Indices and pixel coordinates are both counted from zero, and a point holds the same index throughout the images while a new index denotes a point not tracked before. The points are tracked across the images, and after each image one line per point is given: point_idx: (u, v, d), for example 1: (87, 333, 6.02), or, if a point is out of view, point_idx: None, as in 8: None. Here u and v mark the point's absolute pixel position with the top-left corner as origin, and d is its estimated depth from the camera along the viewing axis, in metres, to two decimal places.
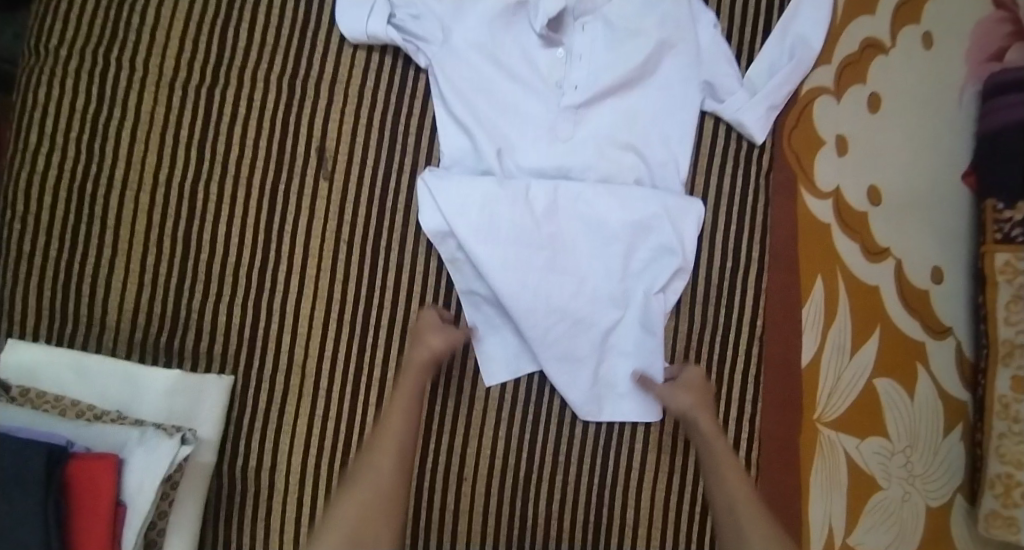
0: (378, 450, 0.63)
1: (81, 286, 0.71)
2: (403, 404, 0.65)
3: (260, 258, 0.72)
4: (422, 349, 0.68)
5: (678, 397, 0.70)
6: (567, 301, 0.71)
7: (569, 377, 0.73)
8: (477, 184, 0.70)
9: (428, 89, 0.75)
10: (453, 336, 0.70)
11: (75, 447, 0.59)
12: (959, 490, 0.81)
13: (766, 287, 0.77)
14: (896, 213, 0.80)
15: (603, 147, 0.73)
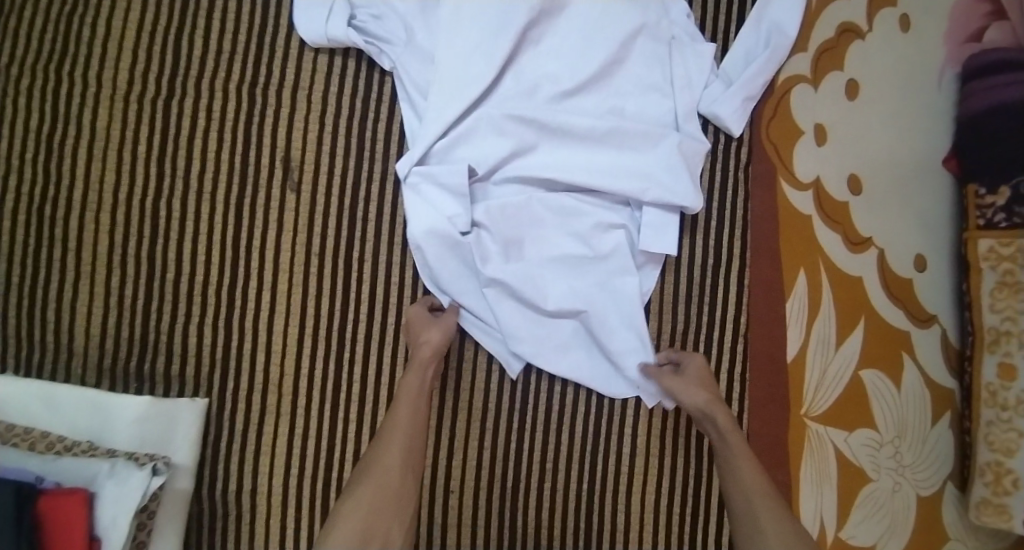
0: (386, 442, 0.65)
1: (46, 313, 0.69)
2: (409, 392, 0.67)
3: (229, 276, 0.71)
4: (424, 346, 0.68)
5: (693, 393, 0.69)
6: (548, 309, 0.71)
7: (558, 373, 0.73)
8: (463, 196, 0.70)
9: (394, 93, 0.73)
10: (448, 325, 0.70)
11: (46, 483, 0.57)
12: (949, 478, 0.81)
13: (749, 282, 0.77)
14: (878, 202, 0.79)
15: (580, 150, 0.71)
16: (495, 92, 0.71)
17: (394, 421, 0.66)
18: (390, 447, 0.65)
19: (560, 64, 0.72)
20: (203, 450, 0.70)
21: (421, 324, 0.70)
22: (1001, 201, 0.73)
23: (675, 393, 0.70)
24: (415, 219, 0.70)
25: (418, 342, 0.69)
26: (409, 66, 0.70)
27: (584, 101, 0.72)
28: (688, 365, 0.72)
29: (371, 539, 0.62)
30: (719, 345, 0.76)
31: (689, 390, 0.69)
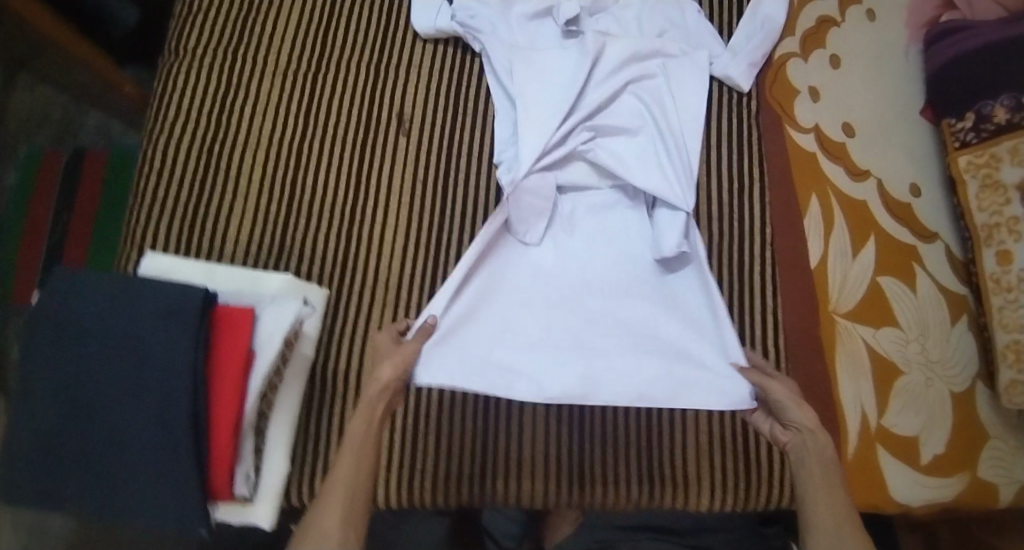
0: (327, 499, 0.63)
1: (205, 223, 0.86)
2: (354, 444, 0.66)
3: (353, 195, 0.89)
4: (373, 384, 0.68)
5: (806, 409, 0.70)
6: (595, 259, 0.85)
7: (622, 283, 0.84)
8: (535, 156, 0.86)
9: (481, 68, 0.96)
10: (402, 357, 0.70)
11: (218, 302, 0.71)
12: (978, 377, 0.89)
13: (771, 204, 0.92)
14: (870, 142, 0.96)
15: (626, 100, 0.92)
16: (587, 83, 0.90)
17: (334, 477, 0.65)
18: (330, 503, 0.63)
19: None
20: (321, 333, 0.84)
21: (381, 354, 0.72)
22: (969, 123, 0.90)
23: (787, 408, 0.70)
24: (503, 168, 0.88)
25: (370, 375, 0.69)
26: (494, 48, 0.93)
27: (626, 98, 0.92)
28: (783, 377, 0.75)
29: None
30: (751, 252, 0.90)
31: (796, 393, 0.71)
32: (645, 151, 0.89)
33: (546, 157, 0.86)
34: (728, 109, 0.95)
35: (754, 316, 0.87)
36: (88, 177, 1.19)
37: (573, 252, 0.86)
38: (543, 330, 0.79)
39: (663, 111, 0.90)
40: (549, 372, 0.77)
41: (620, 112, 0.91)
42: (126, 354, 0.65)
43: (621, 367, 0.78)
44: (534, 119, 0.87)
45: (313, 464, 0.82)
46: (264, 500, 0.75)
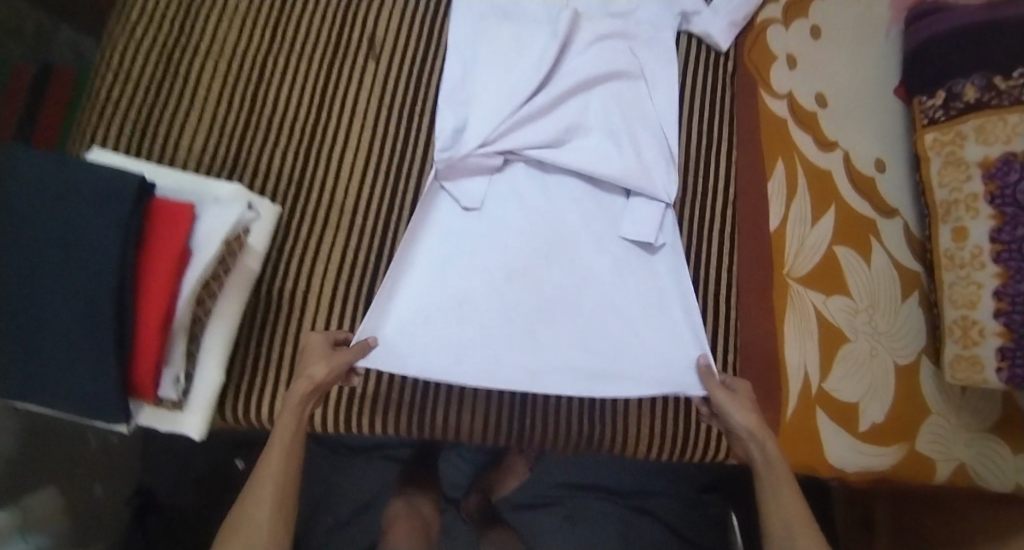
0: (259, 480, 0.73)
1: (159, 129, 0.85)
2: (285, 435, 0.74)
3: (314, 116, 0.87)
4: (301, 384, 0.73)
5: (743, 412, 0.76)
6: (553, 214, 0.86)
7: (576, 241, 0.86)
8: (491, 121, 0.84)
9: None
10: (337, 361, 0.75)
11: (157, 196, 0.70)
12: (924, 352, 0.89)
13: (737, 166, 0.91)
14: (841, 114, 0.96)
15: (602, 47, 0.89)
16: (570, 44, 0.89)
17: (267, 460, 0.73)
18: (262, 496, 0.73)
19: None
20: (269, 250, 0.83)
21: (314, 354, 0.76)
22: (939, 101, 0.90)
23: (728, 411, 0.77)
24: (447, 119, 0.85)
25: (299, 373, 0.74)
26: None
27: (602, 45, 0.89)
28: (737, 384, 0.80)
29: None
30: (711, 208, 0.90)
31: (738, 404, 0.77)
32: (617, 139, 0.87)
33: (503, 125, 0.84)
34: (704, 66, 0.95)
35: (708, 270, 0.87)
36: (53, 99, 1.18)
37: (530, 204, 0.86)
38: (487, 287, 0.83)
39: (640, 105, 0.89)
40: (488, 326, 0.82)
41: (591, 66, 0.88)
42: (67, 238, 0.65)
43: (544, 343, 0.82)
44: (497, 73, 0.86)
45: (248, 381, 0.81)
46: (194, 410, 0.74)
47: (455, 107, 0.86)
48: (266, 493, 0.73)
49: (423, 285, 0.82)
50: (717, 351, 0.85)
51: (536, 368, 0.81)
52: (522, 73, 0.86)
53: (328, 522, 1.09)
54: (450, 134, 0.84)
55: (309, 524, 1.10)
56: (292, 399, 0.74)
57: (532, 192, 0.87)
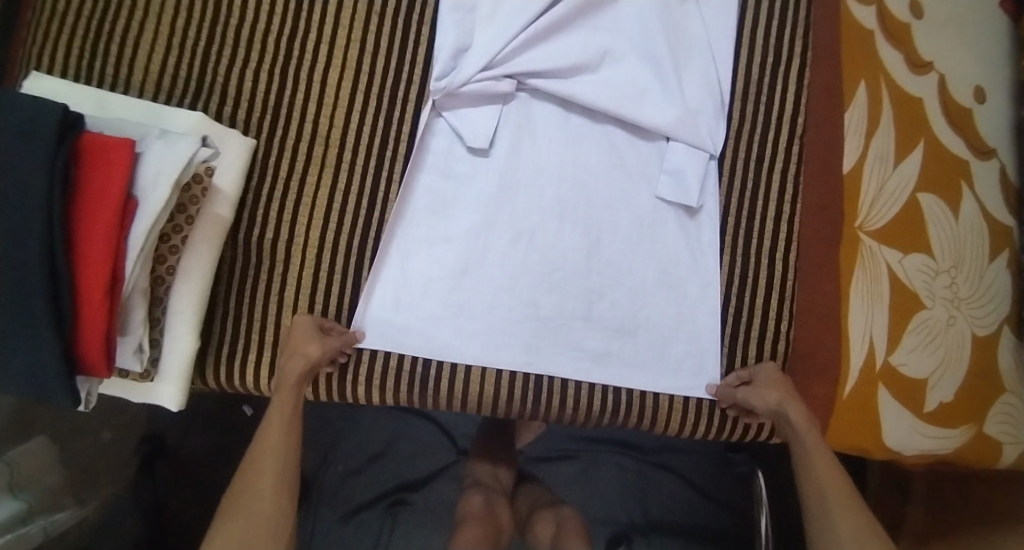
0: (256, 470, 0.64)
1: (110, 44, 0.71)
2: (280, 418, 0.65)
3: (290, 27, 0.72)
4: (295, 362, 0.65)
5: (764, 394, 0.68)
6: (587, 157, 0.73)
7: (614, 187, 0.73)
8: (498, 40, 0.70)
9: None
10: (330, 344, 0.67)
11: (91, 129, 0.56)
12: (1007, 322, 0.77)
13: (805, 96, 0.75)
14: (937, 27, 0.78)
15: None
16: None
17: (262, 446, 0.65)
18: (262, 473, 0.64)
19: None
20: (246, 192, 0.71)
21: (301, 338, 0.66)
22: None
23: (750, 403, 0.69)
24: (446, 37, 0.71)
25: (290, 355, 0.65)
26: None
27: None
28: (759, 376, 0.70)
29: None
30: (771, 148, 0.74)
31: (758, 394, 0.68)
32: (658, 72, 0.72)
33: (511, 47, 0.70)
34: None
35: (763, 223, 0.73)
36: None
37: (554, 145, 0.73)
38: (500, 246, 0.72)
39: (686, 28, 0.74)
40: (503, 287, 0.71)
41: None
42: None
43: (565, 311, 0.71)
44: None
45: (232, 342, 0.70)
46: (168, 379, 0.64)
47: (458, 20, 0.71)
48: (267, 471, 0.64)
49: (417, 243, 0.71)
50: (767, 323, 0.74)
51: (553, 340, 0.71)
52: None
53: (339, 471, 1.04)
54: (449, 55, 0.70)
55: (319, 471, 1.04)
56: (282, 384, 0.65)
57: (557, 130, 0.73)
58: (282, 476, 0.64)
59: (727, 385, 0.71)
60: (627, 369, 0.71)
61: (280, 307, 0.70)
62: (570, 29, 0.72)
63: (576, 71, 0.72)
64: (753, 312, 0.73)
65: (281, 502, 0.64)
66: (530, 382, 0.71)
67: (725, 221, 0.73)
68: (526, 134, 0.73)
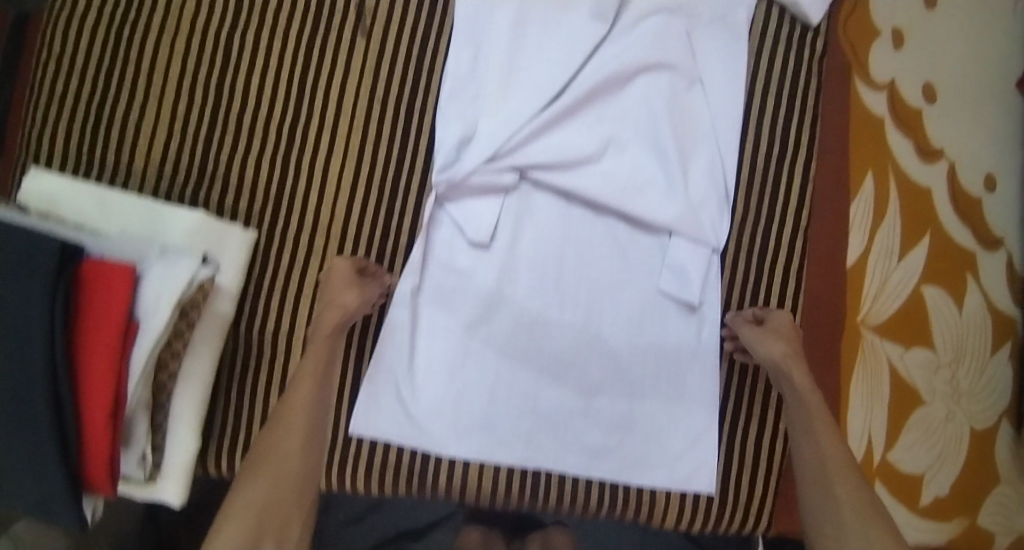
0: (285, 425, 0.63)
1: (109, 130, 0.70)
2: (311, 369, 0.65)
3: (291, 114, 0.71)
4: (332, 313, 0.66)
5: (770, 345, 0.66)
6: (591, 249, 0.72)
7: (621, 281, 0.72)
8: (503, 131, 0.69)
9: None
10: (367, 292, 0.68)
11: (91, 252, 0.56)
12: (1005, 414, 0.77)
13: (814, 186, 0.73)
14: (951, 112, 0.76)
15: (651, 41, 0.70)
16: (611, 37, 0.71)
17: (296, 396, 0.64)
18: (291, 428, 0.63)
19: None
20: (246, 282, 0.70)
21: (340, 284, 0.67)
22: None
23: (752, 344, 0.67)
24: (448, 129, 0.70)
25: (328, 304, 0.66)
26: None
27: (646, 27, 0.71)
28: (771, 320, 0.69)
29: (266, 535, 0.60)
30: (778, 241, 0.72)
31: (766, 338, 0.67)
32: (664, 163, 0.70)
33: (516, 138, 0.68)
34: (788, 47, 0.73)
35: None
36: None
37: (558, 237, 0.72)
38: (501, 339, 0.71)
39: (693, 116, 0.71)
40: (505, 381, 0.71)
41: (631, 57, 0.70)
42: None
43: (565, 405, 0.71)
44: (514, 63, 0.70)
45: (233, 434, 0.70)
46: (170, 476, 0.65)
47: (461, 108, 0.70)
48: (296, 424, 0.63)
49: (417, 335, 0.71)
50: (763, 421, 0.72)
51: (555, 434, 0.71)
52: (547, 67, 0.69)
53: None
54: (452, 147, 0.69)
55: None
56: (318, 333, 0.66)
57: (561, 221, 0.72)
58: (312, 426, 0.65)
59: (736, 319, 0.70)
60: (625, 463, 0.71)
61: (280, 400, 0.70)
62: (577, 116, 0.70)
63: (581, 161, 0.70)
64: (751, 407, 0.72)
65: (307, 456, 0.64)
66: (528, 474, 0.72)
67: (727, 315, 0.72)
68: (529, 225, 0.72)
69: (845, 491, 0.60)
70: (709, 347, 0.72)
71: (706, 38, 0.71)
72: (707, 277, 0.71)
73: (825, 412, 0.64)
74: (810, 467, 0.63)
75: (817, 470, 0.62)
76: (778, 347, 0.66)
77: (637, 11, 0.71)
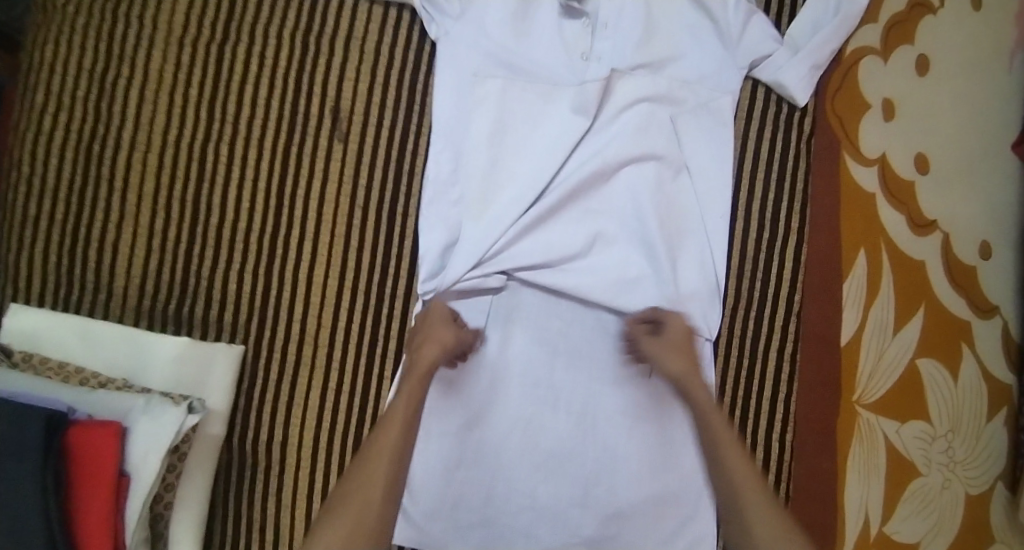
0: (371, 462, 0.59)
1: (88, 251, 0.69)
2: (405, 411, 0.61)
3: (272, 223, 0.69)
4: (432, 351, 0.63)
5: (668, 361, 0.65)
6: (582, 343, 0.72)
7: (612, 374, 0.72)
8: (489, 236, 0.67)
9: (433, 60, 0.71)
10: (462, 337, 0.66)
11: (77, 412, 0.57)
12: (1001, 478, 0.78)
13: (806, 268, 0.71)
14: (943, 182, 0.75)
15: (635, 133, 0.68)
16: (594, 129, 0.69)
17: (385, 433, 0.60)
18: (378, 461, 0.59)
19: (617, 40, 0.69)
20: (236, 397, 0.70)
21: (438, 323, 0.65)
22: None
23: (654, 359, 0.66)
24: (433, 233, 0.69)
25: (426, 344, 0.63)
26: (462, 40, 0.69)
27: (629, 118, 0.69)
28: (668, 326, 0.66)
29: None
30: (771, 326, 0.71)
31: (670, 350, 0.65)
32: (653, 256, 0.69)
33: (502, 242, 0.67)
34: (774, 127, 0.71)
35: (760, 402, 0.71)
36: None
37: (549, 332, 0.72)
38: (497, 437, 0.71)
39: (678, 204, 0.70)
40: (502, 479, 0.71)
41: (614, 151, 0.68)
42: None
43: (564, 499, 0.72)
44: (495, 162, 0.68)
45: (233, 544, 0.70)
46: None
47: (443, 211, 0.69)
48: (380, 470, 0.58)
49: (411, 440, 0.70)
50: None
51: (554, 528, 0.72)
52: (529, 166, 0.68)
53: None
54: (437, 254, 0.68)
55: None
56: (414, 370, 0.62)
57: (551, 317, 0.72)
58: (394, 481, 0.59)
59: (634, 329, 0.68)
60: None
61: (277, 511, 0.70)
62: (563, 213, 0.69)
63: (568, 259, 0.69)
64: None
65: (387, 505, 0.58)
66: None
67: (722, 404, 0.71)
68: (521, 321, 0.71)
69: (756, 510, 0.58)
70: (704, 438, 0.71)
71: (691, 125, 0.69)
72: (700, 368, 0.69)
73: (728, 429, 0.63)
74: (724, 489, 0.61)
75: (730, 494, 0.60)
76: (679, 360, 0.65)
77: (619, 102, 0.68)
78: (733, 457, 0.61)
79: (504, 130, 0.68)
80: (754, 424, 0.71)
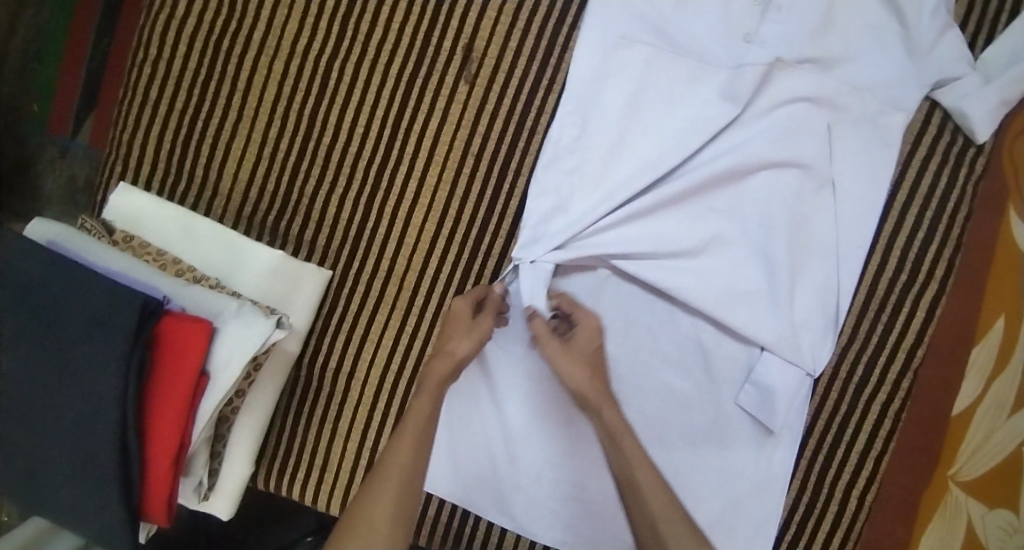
0: (382, 478, 0.55)
1: (201, 146, 0.69)
2: (414, 427, 0.57)
3: (381, 153, 0.68)
4: (444, 361, 0.60)
5: (573, 371, 0.60)
6: (672, 347, 0.67)
7: (696, 388, 0.67)
8: (602, 213, 0.63)
9: (581, 12, 0.66)
10: (481, 335, 0.61)
11: (172, 302, 0.57)
12: None
13: (937, 320, 0.65)
14: None
15: (781, 138, 0.63)
16: (740, 122, 0.63)
17: (392, 458, 0.56)
18: (387, 482, 0.55)
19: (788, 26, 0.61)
20: (315, 318, 0.70)
21: (457, 328, 0.61)
22: None
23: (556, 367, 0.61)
24: (544, 198, 0.65)
25: (439, 355, 0.60)
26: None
27: (779, 119, 0.63)
28: (577, 336, 0.62)
29: None
30: (880, 375, 0.66)
31: (569, 362, 0.60)
32: (772, 273, 0.64)
33: (613, 221, 0.63)
34: (939, 162, 0.65)
35: (846, 450, 0.66)
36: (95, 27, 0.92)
37: (639, 326, 0.67)
38: (561, 419, 0.69)
39: (813, 223, 0.64)
40: (558, 462, 0.69)
41: (755, 150, 0.63)
42: (68, 364, 0.54)
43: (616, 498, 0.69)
44: (623, 137, 0.64)
45: (282, 459, 0.71)
46: (221, 494, 0.66)
47: (558, 178, 0.65)
48: (390, 494, 0.54)
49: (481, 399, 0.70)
50: None
51: (600, 525, 0.69)
52: (660, 149, 0.63)
53: None
54: (543, 220, 0.65)
55: None
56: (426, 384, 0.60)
57: (644, 309, 0.67)
58: (402, 504, 0.54)
59: (539, 332, 0.61)
60: None
61: (331, 439, 0.70)
62: (685, 206, 0.64)
63: (676, 255, 0.64)
64: (809, 548, 0.67)
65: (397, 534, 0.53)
66: None
67: (804, 447, 0.67)
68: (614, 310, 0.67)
69: (669, 524, 0.54)
70: (781, 479, 0.66)
71: (846, 142, 0.63)
72: (793, 403, 0.65)
73: (644, 454, 0.58)
74: (636, 511, 0.56)
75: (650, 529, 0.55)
76: (581, 375, 0.60)
77: (773, 99, 0.63)
78: (643, 469, 0.57)
79: (640, 105, 0.64)
80: (834, 473, 0.66)
